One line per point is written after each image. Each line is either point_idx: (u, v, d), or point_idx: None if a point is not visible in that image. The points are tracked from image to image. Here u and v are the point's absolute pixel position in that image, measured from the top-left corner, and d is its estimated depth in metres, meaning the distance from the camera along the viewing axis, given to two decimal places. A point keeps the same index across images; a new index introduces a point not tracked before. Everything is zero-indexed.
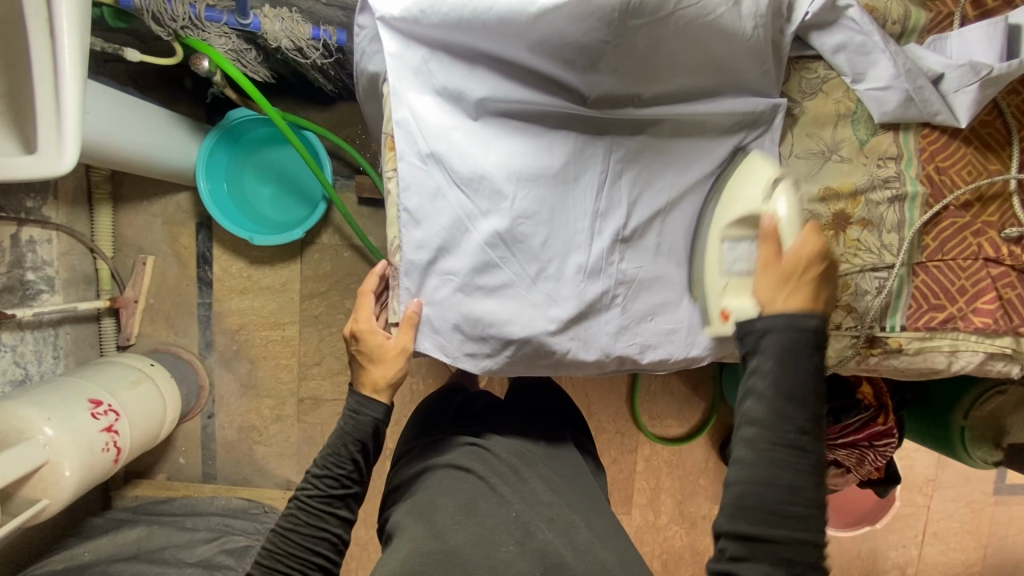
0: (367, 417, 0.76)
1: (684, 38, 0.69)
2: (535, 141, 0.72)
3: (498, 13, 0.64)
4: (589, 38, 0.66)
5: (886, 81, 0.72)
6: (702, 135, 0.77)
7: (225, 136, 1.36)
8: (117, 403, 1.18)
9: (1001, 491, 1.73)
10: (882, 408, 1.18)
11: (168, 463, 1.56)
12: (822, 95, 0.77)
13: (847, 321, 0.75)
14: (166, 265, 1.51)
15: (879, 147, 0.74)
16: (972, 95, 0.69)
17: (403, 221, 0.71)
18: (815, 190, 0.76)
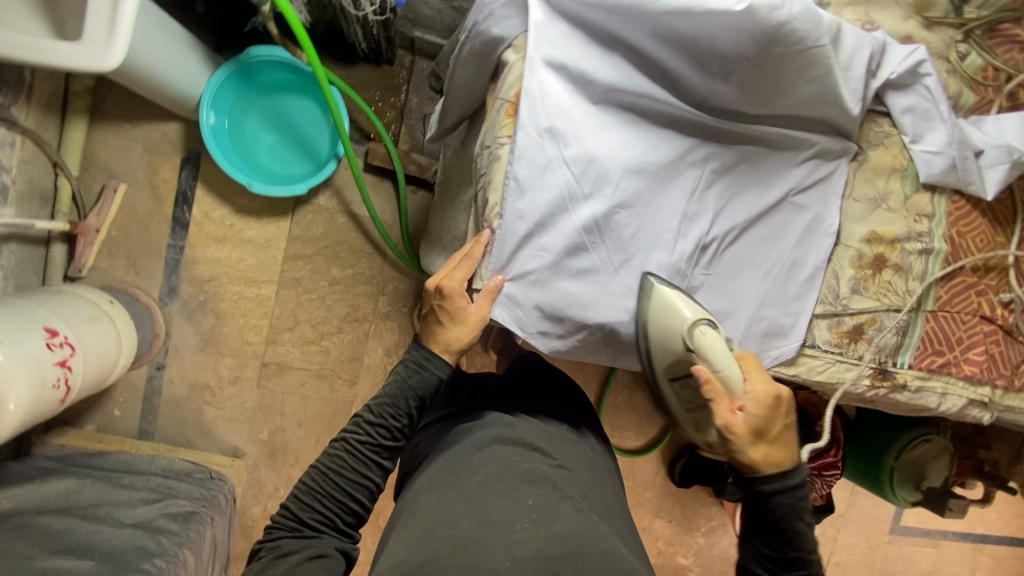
0: (430, 375, 0.70)
1: (813, 75, 0.65)
2: (649, 138, 0.67)
3: (661, 8, 0.59)
4: (733, 50, 0.62)
5: (938, 147, 0.72)
6: (790, 158, 0.71)
7: (237, 72, 1.27)
8: (73, 336, 1.06)
9: (896, 531, 1.93)
10: (835, 442, 1.29)
11: (101, 413, 1.41)
12: (883, 148, 0.74)
13: (865, 353, 0.74)
14: (138, 197, 1.37)
15: (920, 204, 0.73)
16: (1002, 173, 0.71)
17: (507, 191, 0.63)
18: (863, 231, 0.74)
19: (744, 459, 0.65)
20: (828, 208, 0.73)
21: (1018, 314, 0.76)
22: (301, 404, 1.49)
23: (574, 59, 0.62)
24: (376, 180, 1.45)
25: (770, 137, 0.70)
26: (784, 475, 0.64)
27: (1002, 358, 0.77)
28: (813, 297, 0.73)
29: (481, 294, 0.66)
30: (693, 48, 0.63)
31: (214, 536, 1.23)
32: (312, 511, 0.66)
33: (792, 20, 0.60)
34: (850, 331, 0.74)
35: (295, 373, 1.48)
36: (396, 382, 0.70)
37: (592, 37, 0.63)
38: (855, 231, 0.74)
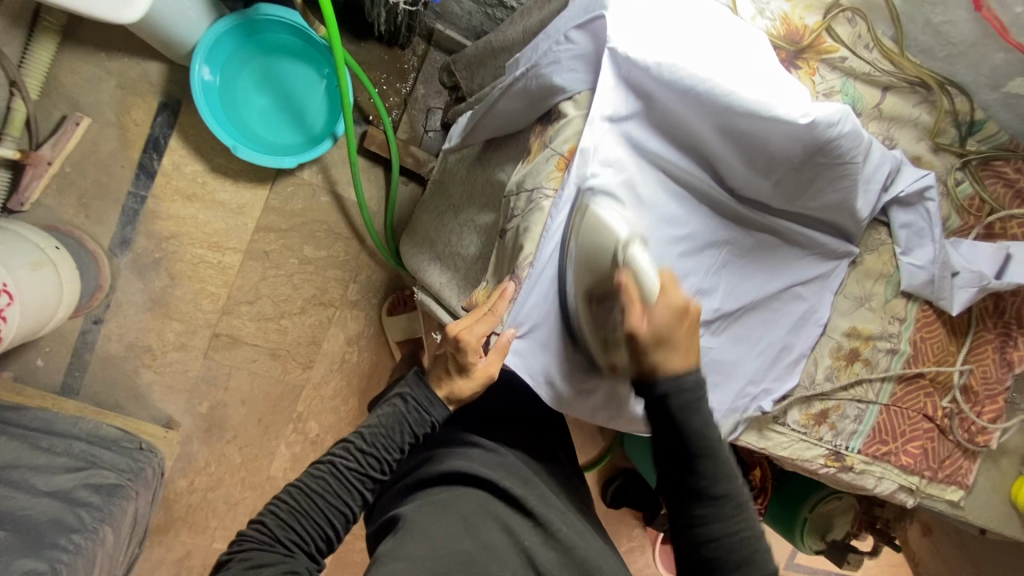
0: (428, 415, 0.72)
1: (841, 186, 0.67)
2: (682, 215, 0.69)
3: (731, 104, 0.58)
4: (781, 155, 0.63)
5: (923, 262, 0.79)
6: (799, 252, 0.75)
7: (242, 26, 1.18)
8: (11, 284, 0.96)
9: (790, 567, 2.10)
10: (762, 490, 1.38)
11: (20, 361, 1.28)
12: (876, 253, 0.81)
13: (826, 435, 0.80)
14: (102, 135, 1.25)
15: (895, 308, 0.81)
16: (970, 296, 0.77)
17: (544, 242, 0.64)
18: (846, 325, 0.80)
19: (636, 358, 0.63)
20: (822, 302, 0.78)
21: (952, 417, 0.85)
22: (248, 381, 1.42)
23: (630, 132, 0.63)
24: (368, 165, 1.39)
25: (787, 231, 0.73)
26: (681, 376, 0.61)
27: (932, 454, 0.86)
28: (795, 381, 0.78)
29: (493, 351, 0.67)
30: (745, 144, 0.63)
31: (137, 511, 1.16)
32: (289, 531, 0.63)
33: (843, 140, 0.60)
34: (817, 415, 0.80)
35: (247, 348, 1.41)
36: (394, 414, 0.71)
37: (650, 113, 0.64)
38: (839, 324, 0.80)
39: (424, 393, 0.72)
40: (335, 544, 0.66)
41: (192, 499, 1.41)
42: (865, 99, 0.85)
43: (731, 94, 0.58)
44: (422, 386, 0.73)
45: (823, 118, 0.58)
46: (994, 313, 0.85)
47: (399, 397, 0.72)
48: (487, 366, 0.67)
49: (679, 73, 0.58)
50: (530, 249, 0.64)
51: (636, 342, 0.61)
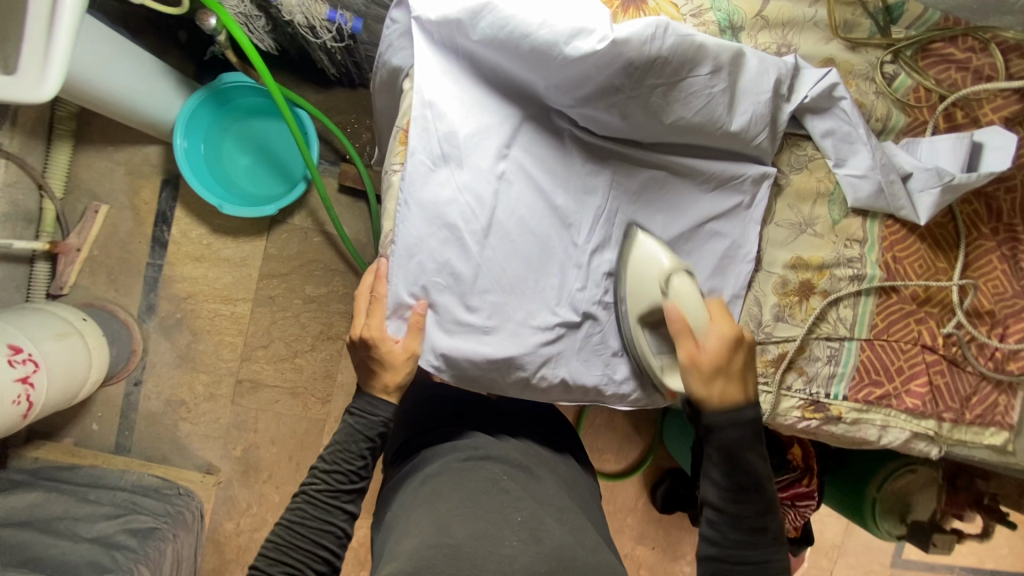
0: (376, 417, 0.75)
1: (695, 105, 0.65)
2: (549, 169, 0.69)
3: (533, 42, 0.60)
4: (609, 84, 0.63)
5: (863, 170, 0.72)
6: (694, 188, 0.73)
7: (211, 97, 1.30)
8: (39, 353, 1.09)
9: (898, 565, 1.84)
10: (809, 471, 1.23)
11: (78, 427, 1.44)
12: (806, 172, 0.75)
13: (796, 382, 0.74)
14: (119, 218, 1.42)
15: (849, 229, 0.74)
16: (933, 197, 0.70)
17: (400, 214, 0.65)
18: (788, 257, 0.75)
19: (696, 393, 0.64)
20: (745, 236, 0.74)
21: (963, 344, 0.73)
22: (274, 421, 1.50)
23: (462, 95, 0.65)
24: (350, 200, 1.46)
25: (664, 161, 0.71)
26: (739, 405, 0.64)
27: (948, 391, 0.74)
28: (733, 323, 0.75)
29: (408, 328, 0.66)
30: (574, 87, 0.64)
31: (176, 551, 1.24)
32: (281, 565, 0.66)
33: (662, 52, 0.61)
34: (776, 359, 0.74)
35: (268, 390, 1.50)
36: (346, 428, 0.75)
37: (484, 79, 0.67)
38: (779, 257, 0.75)
39: (363, 399, 0.76)
40: (334, 564, 0.69)
41: (242, 539, 1.49)
42: (743, 9, 0.79)
43: (532, 33, 0.60)
44: (359, 396, 0.77)
45: (623, 34, 0.59)
46: (991, 215, 0.75)
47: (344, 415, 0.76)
48: (405, 344, 0.65)
49: (481, 24, 0.60)
50: (391, 224, 0.66)
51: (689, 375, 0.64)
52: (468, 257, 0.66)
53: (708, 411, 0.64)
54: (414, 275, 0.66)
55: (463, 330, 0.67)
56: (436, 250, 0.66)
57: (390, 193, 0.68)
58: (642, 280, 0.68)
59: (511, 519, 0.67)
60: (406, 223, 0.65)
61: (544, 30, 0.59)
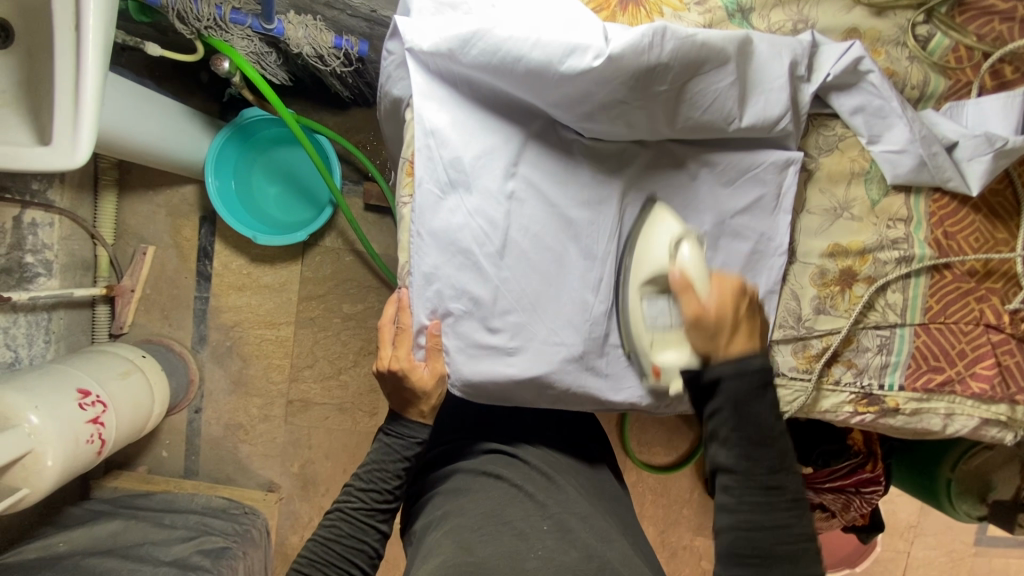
0: (409, 437, 0.75)
1: (706, 104, 0.63)
2: (560, 182, 0.68)
3: (527, 65, 0.60)
4: (609, 99, 0.61)
5: (901, 145, 0.68)
6: (712, 183, 0.71)
7: (237, 133, 1.34)
8: (106, 394, 1.17)
9: (982, 542, 1.79)
10: (872, 455, 1.17)
11: (150, 455, 1.54)
12: (837, 152, 0.73)
13: (844, 376, 0.73)
14: (166, 256, 1.50)
15: (891, 208, 0.70)
16: (985, 165, 0.66)
17: (413, 245, 0.67)
18: (824, 245, 0.73)
19: (702, 347, 0.59)
20: (777, 228, 0.72)
21: None
22: (328, 437, 1.55)
23: (463, 121, 0.66)
24: (377, 219, 1.49)
25: (676, 160, 0.70)
26: (745, 356, 0.57)
27: (1020, 371, 0.68)
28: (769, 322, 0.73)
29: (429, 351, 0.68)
30: (575, 103, 0.62)
31: (248, 567, 1.31)
32: None
33: (662, 60, 0.58)
34: (820, 354, 0.73)
35: (319, 408, 1.55)
36: (380, 449, 0.76)
37: (483, 102, 0.67)
38: (814, 246, 0.74)
39: (399, 424, 0.76)
40: None
41: None
42: None
43: (525, 55, 0.59)
44: (395, 420, 0.76)
45: (619, 47, 0.57)
46: None
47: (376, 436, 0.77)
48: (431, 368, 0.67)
49: (472, 52, 0.61)
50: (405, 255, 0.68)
51: (700, 324, 0.59)
52: (485, 279, 0.67)
53: (709, 362, 0.59)
54: (431, 301, 0.67)
55: (483, 354, 0.67)
56: (451, 277, 0.66)
57: (404, 222, 0.71)
58: (648, 258, 0.66)
59: (534, 538, 0.72)
60: (421, 252, 0.66)
61: (536, 52, 0.59)
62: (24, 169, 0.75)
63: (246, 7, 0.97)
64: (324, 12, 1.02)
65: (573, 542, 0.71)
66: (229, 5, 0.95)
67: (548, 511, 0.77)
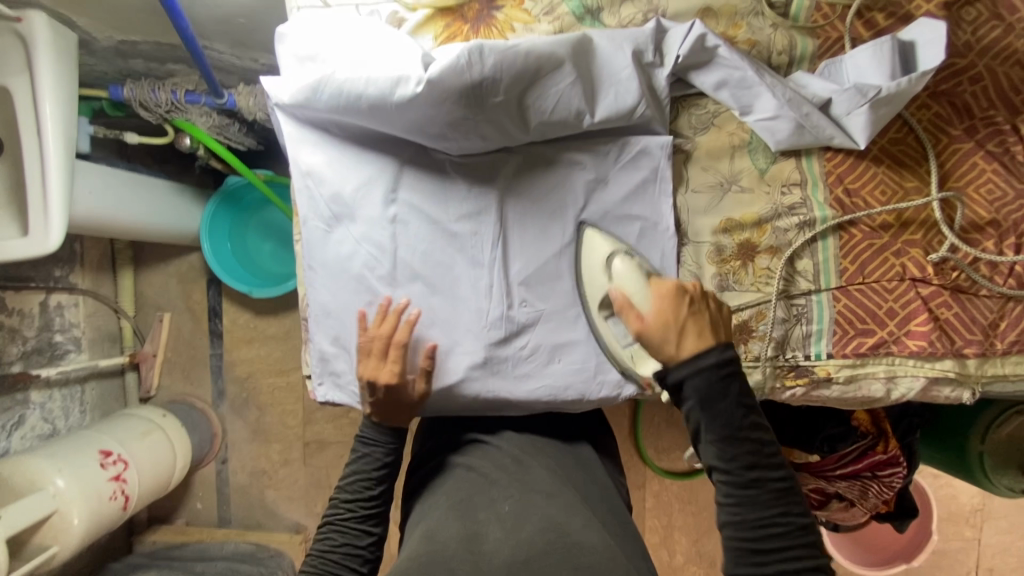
0: (381, 446, 0.78)
1: (549, 106, 0.69)
2: (433, 201, 0.76)
3: (367, 100, 0.67)
4: (450, 118, 0.68)
5: (773, 112, 0.70)
6: (582, 174, 0.75)
7: (225, 200, 1.47)
8: (127, 454, 1.27)
9: None
10: (882, 435, 1.09)
11: (186, 508, 1.64)
12: (715, 129, 0.76)
13: (760, 350, 0.73)
14: (181, 320, 1.63)
15: (782, 174, 0.74)
16: (863, 117, 0.68)
17: (310, 278, 0.79)
18: (716, 222, 0.76)
19: (662, 353, 0.61)
20: (660, 212, 0.76)
21: (963, 267, 0.69)
22: None
23: (338, 161, 0.76)
24: None
25: (546, 160, 0.76)
26: (697, 355, 0.60)
27: (959, 323, 0.70)
28: None
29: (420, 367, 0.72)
30: (423, 128, 0.70)
31: None
32: None
33: (486, 74, 0.65)
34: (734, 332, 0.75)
35: (334, 447, 1.61)
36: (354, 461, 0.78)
37: (353, 139, 0.76)
38: (706, 225, 0.77)
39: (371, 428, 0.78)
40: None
41: None
42: None
43: (362, 92, 0.66)
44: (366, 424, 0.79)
45: (438, 70, 0.64)
46: (960, 114, 0.72)
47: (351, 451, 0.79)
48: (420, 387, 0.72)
49: (323, 97, 0.69)
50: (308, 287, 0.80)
51: (649, 344, 0.61)
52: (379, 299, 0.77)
53: (673, 365, 0.60)
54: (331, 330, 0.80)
55: None
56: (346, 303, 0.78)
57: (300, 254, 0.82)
58: (596, 282, 0.73)
59: (486, 522, 0.72)
60: (318, 284, 0.79)
61: (371, 88, 0.66)
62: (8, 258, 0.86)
63: (200, 88, 1.07)
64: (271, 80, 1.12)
65: (528, 522, 0.70)
66: (182, 89, 1.06)
67: (514, 497, 0.76)
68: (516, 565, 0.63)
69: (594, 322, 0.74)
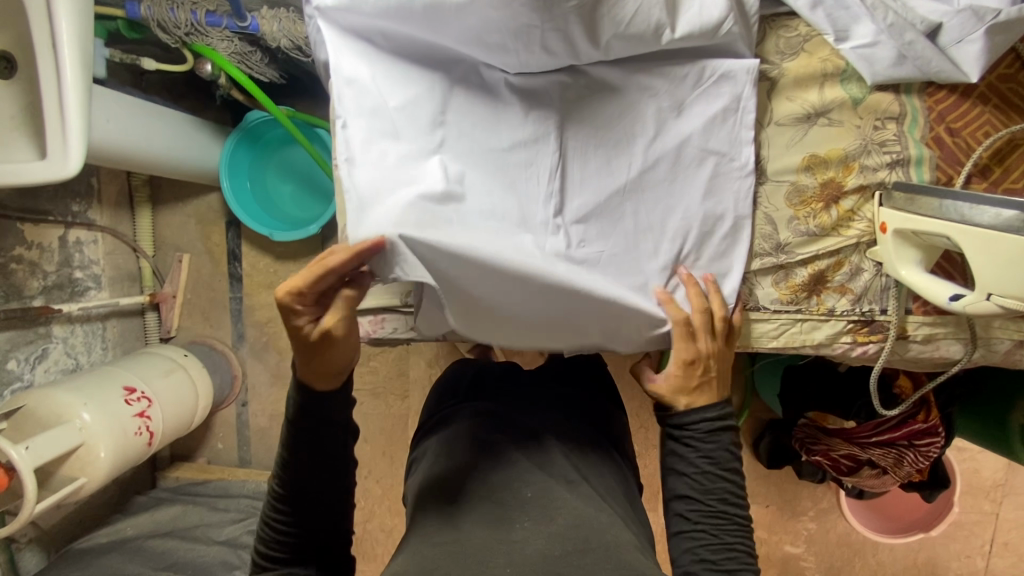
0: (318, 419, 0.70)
1: (622, 17, 0.65)
2: (492, 125, 0.71)
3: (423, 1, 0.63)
4: (515, 23, 0.64)
5: (871, 37, 0.69)
6: (650, 99, 0.72)
7: (245, 137, 1.41)
8: (150, 391, 1.27)
9: None
10: (924, 404, 1.06)
11: (208, 447, 1.66)
12: (805, 55, 0.73)
13: (837, 305, 0.76)
14: (200, 262, 1.60)
15: (879, 106, 0.71)
16: (977, 44, 0.66)
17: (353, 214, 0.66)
18: (798, 159, 0.73)
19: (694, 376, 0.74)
20: (738, 147, 0.73)
21: None
22: (363, 422, 1.61)
23: (385, 73, 0.69)
24: None
25: (610, 84, 0.72)
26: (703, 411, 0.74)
27: None
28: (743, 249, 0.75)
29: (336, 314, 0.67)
30: (484, 37, 0.66)
31: None
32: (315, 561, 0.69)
33: None
34: (806, 283, 0.76)
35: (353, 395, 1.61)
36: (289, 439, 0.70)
37: (400, 52, 0.70)
38: (790, 161, 0.74)
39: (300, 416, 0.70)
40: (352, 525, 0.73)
41: (359, 532, 1.63)
42: None
43: None
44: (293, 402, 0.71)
45: None
46: None
47: (288, 424, 0.70)
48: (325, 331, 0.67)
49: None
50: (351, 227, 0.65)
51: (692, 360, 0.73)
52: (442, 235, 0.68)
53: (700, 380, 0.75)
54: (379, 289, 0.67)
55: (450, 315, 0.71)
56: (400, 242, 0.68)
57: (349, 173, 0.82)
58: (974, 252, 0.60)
59: (516, 501, 0.68)
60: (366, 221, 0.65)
61: None
62: (25, 182, 0.81)
63: (220, 9, 1.01)
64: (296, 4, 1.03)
65: (561, 512, 0.66)
66: (203, 9, 0.99)
67: (541, 476, 0.71)
68: (553, 561, 0.60)
69: (936, 193, 0.62)
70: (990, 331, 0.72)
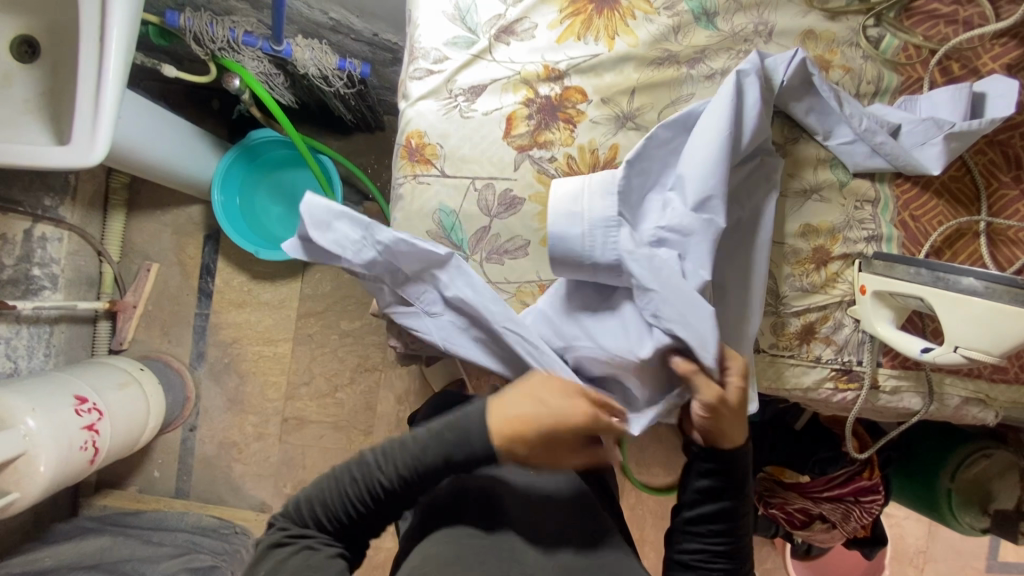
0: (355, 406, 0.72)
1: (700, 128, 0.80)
2: None
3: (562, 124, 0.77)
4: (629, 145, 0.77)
5: (852, 137, 0.85)
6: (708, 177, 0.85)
7: (244, 154, 1.41)
8: (102, 403, 1.17)
9: (994, 568, 1.73)
10: (869, 463, 1.16)
11: (142, 474, 1.52)
12: (804, 142, 0.88)
13: (823, 352, 0.86)
14: (169, 273, 1.53)
15: (858, 190, 0.86)
16: (938, 147, 0.81)
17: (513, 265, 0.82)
18: (797, 226, 0.86)
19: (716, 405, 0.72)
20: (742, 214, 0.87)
21: None
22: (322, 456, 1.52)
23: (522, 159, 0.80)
24: None
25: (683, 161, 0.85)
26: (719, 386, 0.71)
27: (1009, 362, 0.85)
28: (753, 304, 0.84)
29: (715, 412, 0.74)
30: None
31: None
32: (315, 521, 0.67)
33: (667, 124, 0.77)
34: (799, 332, 0.86)
35: (314, 427, 1.53)
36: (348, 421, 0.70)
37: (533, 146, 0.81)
38: (789, 228, 0.87)
39: None
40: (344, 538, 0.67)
41: None
42: None
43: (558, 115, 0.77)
44: None
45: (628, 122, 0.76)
46: (1010, 162, 0.85)
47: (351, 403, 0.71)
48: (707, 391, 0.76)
49: None
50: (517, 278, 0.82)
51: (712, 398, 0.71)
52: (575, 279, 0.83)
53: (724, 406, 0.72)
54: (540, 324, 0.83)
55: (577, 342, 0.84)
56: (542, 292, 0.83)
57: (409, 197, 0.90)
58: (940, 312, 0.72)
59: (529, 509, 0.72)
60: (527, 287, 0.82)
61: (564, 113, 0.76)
62: (38, 166, 0.80)
63: (258, 31, 1.04)
64: (330, 37, 1.12)
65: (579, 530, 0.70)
66: (241, 29, 1.03)
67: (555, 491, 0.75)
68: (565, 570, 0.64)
69: (908, 261, 0.76)
70: (943, 385, 0.85)
